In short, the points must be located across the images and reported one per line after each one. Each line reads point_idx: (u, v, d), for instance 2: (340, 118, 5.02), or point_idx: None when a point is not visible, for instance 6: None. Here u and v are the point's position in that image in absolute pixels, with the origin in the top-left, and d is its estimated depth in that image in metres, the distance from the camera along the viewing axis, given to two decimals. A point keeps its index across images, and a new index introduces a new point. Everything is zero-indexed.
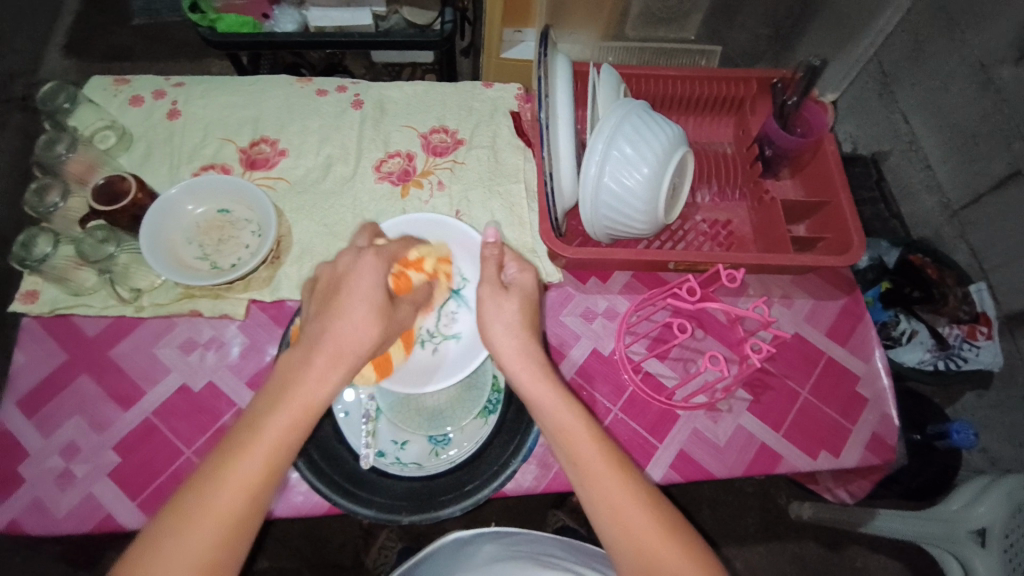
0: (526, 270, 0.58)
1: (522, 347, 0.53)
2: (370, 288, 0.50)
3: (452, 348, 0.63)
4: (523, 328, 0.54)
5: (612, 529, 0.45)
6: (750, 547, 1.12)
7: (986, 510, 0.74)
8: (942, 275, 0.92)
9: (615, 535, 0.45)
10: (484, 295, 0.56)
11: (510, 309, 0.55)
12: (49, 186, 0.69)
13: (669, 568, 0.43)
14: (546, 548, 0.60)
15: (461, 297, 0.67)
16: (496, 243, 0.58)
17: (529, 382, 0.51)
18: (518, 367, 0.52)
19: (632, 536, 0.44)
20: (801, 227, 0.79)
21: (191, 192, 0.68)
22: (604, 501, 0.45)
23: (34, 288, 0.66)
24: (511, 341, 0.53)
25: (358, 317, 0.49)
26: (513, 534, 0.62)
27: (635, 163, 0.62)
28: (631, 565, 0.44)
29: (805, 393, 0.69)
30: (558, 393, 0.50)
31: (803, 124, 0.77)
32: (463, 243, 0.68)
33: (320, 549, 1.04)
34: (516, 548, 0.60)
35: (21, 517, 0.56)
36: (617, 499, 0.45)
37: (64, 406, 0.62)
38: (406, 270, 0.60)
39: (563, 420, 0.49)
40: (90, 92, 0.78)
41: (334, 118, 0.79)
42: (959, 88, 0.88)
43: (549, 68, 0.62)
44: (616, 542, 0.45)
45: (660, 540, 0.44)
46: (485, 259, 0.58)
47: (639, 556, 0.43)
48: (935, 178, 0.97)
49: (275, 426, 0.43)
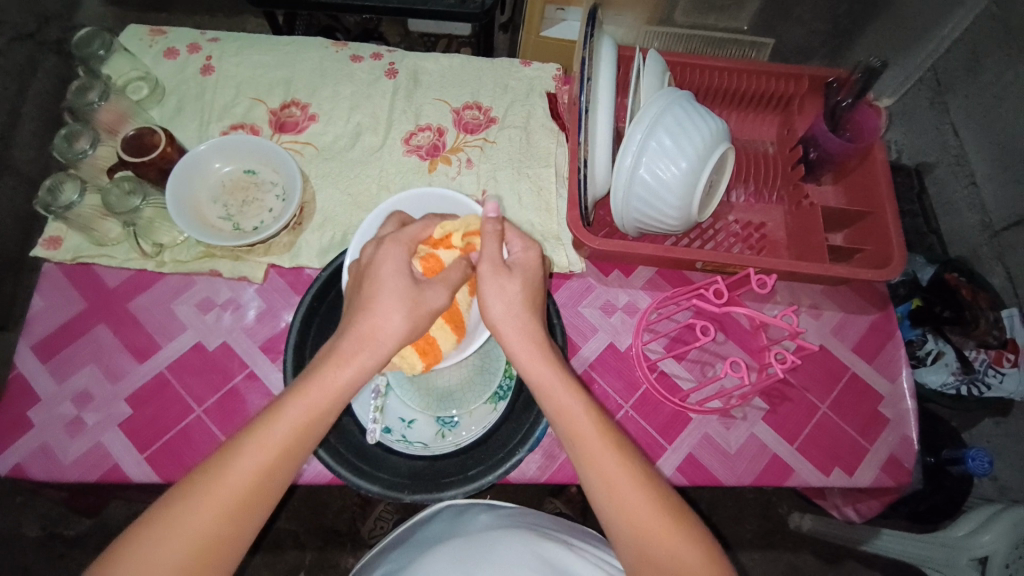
0: (530, 248, 0.54)
1: (526, 329, 0.51)
2: (391, 278, 0.50)
3: None
4: (527, 308, 0.52)
5: (608, 507, 0.44)
6: (746, 552, 1.11)
7: (990, 538, 0.73)
8: (976, 296, 0.87)
9: (620, 525, 0.44)
10: (484, 274, 0.52)
11: (512, 291, 0.52)
12: (77, 132, 0.68)
13: (665, 548, 0.42)
14: (543, 523, 0.60)
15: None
16: (497, 219, 0.53)
17: (528, 362, 0.50)
18: (518, 346, 0.50)
19: (631, 518, 0.43)
20: (838, 236, 0.76)
21: (219, 150, 0.67)
22: (602, 479, 0.45)
23: (58, 235, 0.67)
24: (514, 323, 0.51)
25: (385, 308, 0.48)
26: (509, 508, 0.62)
27: (674, 156, 0.60)
28: (630, 544, 0.43)
29: (824, 408, 0.67)
30: (561, 379, 0.49)
31: (854, 128, 0.72)
32: (470, 218, 0.64)
33: (318, 512, 1.06)
34: (512, 519, 0.59)
35: (27, 461, 0.57)
36: (616, 478, 0.45)
37: (80, 354, 0.63)
38: (433, 249, 0.55)
39: (563, 403, 0.48)
40: (126, 41, 0.78)
41: (366, 85, 0.78)
42: (1017, 103, 0.83)
43: (593, 49, 0.60)
44: (614, 521, 0.44)
45: (658, 524, 0.43)
46: (483, 236, 0.53)
47: (637, 536, 0.43)
48: (979, 196, 0.92)
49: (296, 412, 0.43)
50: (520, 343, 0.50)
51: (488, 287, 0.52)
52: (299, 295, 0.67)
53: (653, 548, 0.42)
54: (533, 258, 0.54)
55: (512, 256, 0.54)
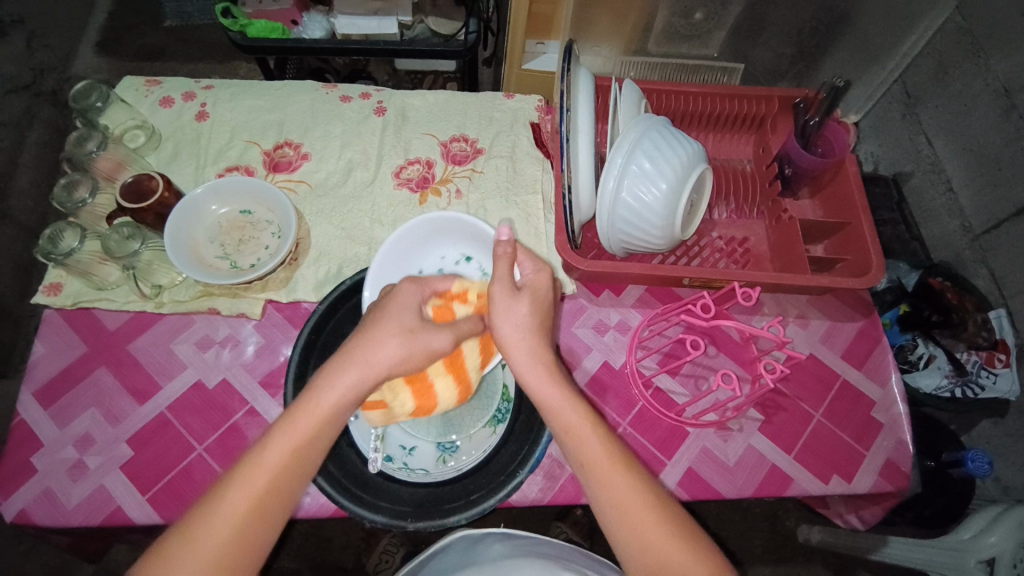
0: (541, 270, 0.55)
1: (533, 346, 0.52)
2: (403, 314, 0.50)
3: None
4: (532, 332, 0.53)
5: (617, 528, 0.45)
6: (757, 568, 1.10)
7: (996, 539, 0.73)
8: (962, 300, 0.90)
9: (630, 547, 0.44)
10: (495, 294, 0.54)
11: (524, 311, 0.53)
12: (78, 182, 0.70)
13: (676, 567, 0.43)
14: (551, 548, 0.59)
15: None
16: (508, 241, 0.55)
17: (537, 382, 0.51)
18: (525, 366, 0.51)
19: (639, 538, 0.44)
20: (819, 248, 0.78)
21: (216, 193, 0.69)
22: (609, 499, 0.45)
23: (58, 281, 0.68)
24: (521, 339, 0.52)
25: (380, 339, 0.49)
26: (522, 535, 0.61)
27: (654, 178, 0.62)
28: (639, 566, 0.43)
29: (818, 416, 0.68)
30: (567, 396, 0.50)
31: (824, 143, 0.77)
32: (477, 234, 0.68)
33: (322, 549, 1.05)
34: (525, 547, 0.57)
35: (30, 507, 0.57)
36: (624, 499, 0.45)
37: (82, 398, 0.63)
38: (449, 301, 0.57)
39: (571, 422, 0.49)
40: (124, 92, 0.81)
41: (356, 123, 0.81)
42: (983, 112, 0.87)
43: (571, 81, 0.63)
44: (623, 540, 0.45)
45: (669, 545, 0.44)
46: (496, 258, 0.55)
47: (648, 556, 0.43)
48: (957, 202, 0.96)
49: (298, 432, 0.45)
50: (528, 361, 0.51)
51: (499, 309, 0.53)
52: (297, 329, 0.68)
53: (662, 567, 0.43)
54: (543, 276, 0.55)
55: (523, 276, 0.56)
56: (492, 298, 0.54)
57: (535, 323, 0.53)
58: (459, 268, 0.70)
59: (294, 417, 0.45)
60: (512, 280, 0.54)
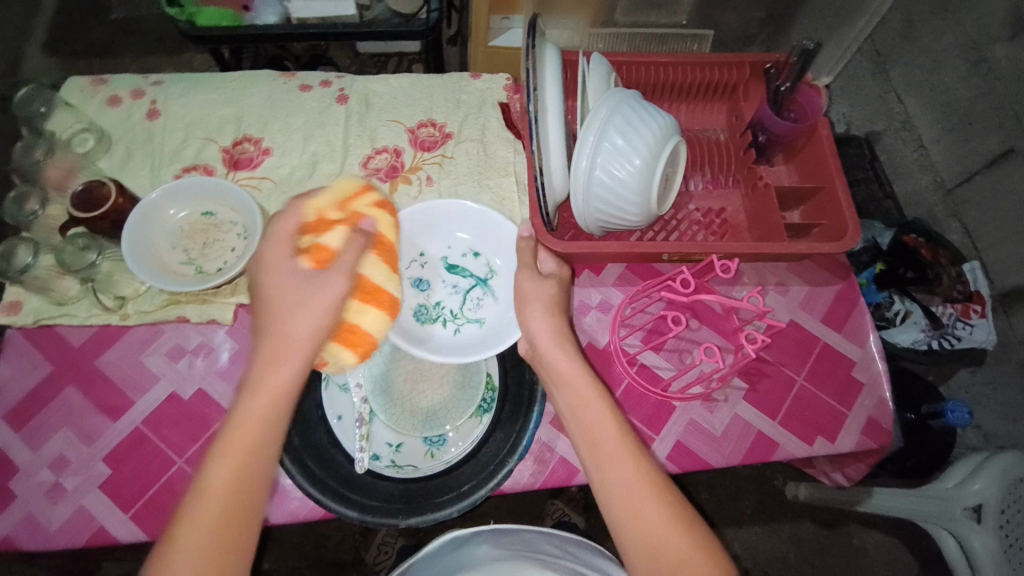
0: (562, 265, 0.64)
1: (560, 334, 0.55)
2: (293, 281, 0.47)
3: (471, 331, 0.65)
4: (559, 319, 0.57)
5: (620, 515, 0.45)
6: (749, 529, 1.13)
7: (981, 487, 0.75)
8: (936, 255, 0.91)
9: (632, 534, 0.44)
10: (524, 277, 0.59)
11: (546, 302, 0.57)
12: (26, 194, 0.67)
13: (677, 554, 0.43)
14: (547, 545, 0.59)
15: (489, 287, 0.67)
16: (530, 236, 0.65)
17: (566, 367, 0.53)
18: (553, 352, 0.54)
19: (642, 526, 0.44)
20: (795, 214, 0.78)
21: (173, 195, 0.66)
22: (614, 484, 0.46)
23: (16, 299, 0.65)
24: (550, 327, 0.56)
25: (296, 306, 0.46)
26: (514, 529, 0.60)
27: (627, 154, 0.61)
28: (640, 554, 0.44)
29: (800, 380, 0.69)
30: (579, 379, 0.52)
31: (797, 108, 0.76)
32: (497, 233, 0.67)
33: (319, 546, 1.05)
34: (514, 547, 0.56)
35: (14, 533, 0.56)
36: (630, 484, 0.46)
37: (52, 419, 0.61)
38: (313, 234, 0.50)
39: (586, 407, 0.51)
40: (67, 93, 0.76)
41: (319, 113, 0.78)
42: (951, 67, 0.87)
43: (537, 58, 0.61)
44: (622, 525, 0.45)
45: (671, 533, 0.44)
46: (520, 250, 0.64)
47: (648, 542, 0.44)
48: (928, 158, 0.96)
49: (254, 408, 0.43)
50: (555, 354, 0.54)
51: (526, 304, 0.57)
52: None
53: (662, 554, 0.43)
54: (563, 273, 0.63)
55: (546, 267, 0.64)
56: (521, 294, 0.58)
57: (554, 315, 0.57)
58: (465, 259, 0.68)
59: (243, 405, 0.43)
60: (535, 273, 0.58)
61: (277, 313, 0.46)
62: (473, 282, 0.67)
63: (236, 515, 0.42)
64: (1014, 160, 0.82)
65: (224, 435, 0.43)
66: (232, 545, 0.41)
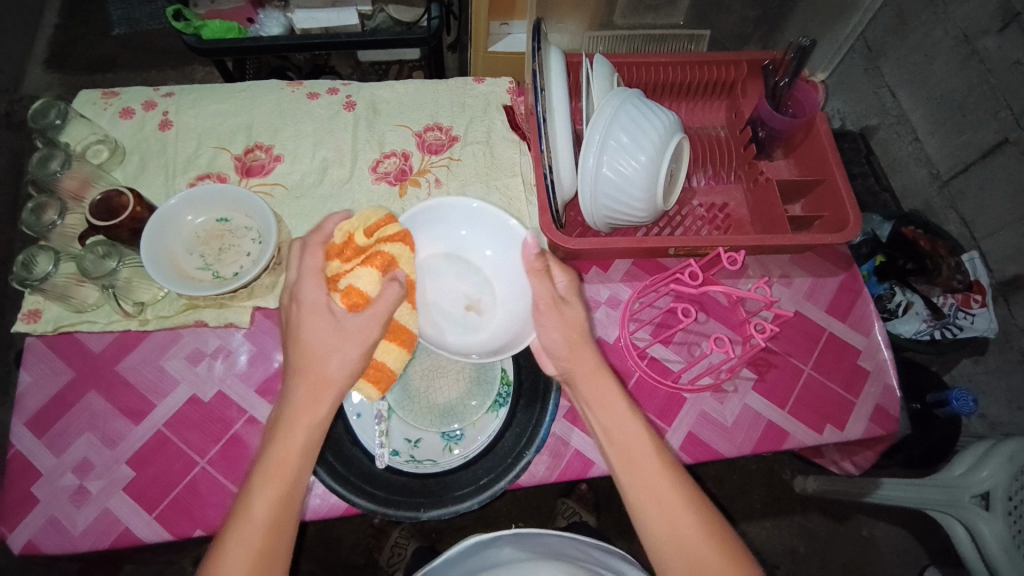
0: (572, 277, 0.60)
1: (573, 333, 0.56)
2: (323, 324, 0.51)
3: (482, 317, 0.65)
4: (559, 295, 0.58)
5: (624, 471, 0.49)
6: (758, 522, 1.14)
7: (988, 474, 0.76)
8: (934, 245, 0.92)
9: (636, 486, 0.48)
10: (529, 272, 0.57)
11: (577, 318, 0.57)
12: (46, 203, 0.67)
13: (672, 498, 0.47)
14: (570, 549, 0.56)
15: (482, 287, 0.66)
16: (540, 254, 0.58)
17: (571, 355, 0.55)
18: (566, 351, 0.56)
19: (646, 481, 0.48)
20: (796, 207, 0.80)
21: (190, 202, 0.67)
22: (621, 444, 0.50)
23: (37, 307, 0.66)
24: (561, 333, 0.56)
25: (342, 347, 0.51)
26: (535, 532, 0.58)
27: (633, 151, 0.63)
28: (642, 503, 0.48)
29: (808, 369, 0.70)
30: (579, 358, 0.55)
31: (794, 103, 0.79)
32: (464, 258, 0.67)
33: (333, 550, 1.06)
34: (536, 549, 0.55)
35: (37, 537, 0.57)
36: (633, 444, 0.50)
37: (74, 423, 0.62)
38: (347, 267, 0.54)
39: (595, 386, 0.53)
40: (80, 107, 0.78)
41: (327, 120, 0.79)
42: (943, 61, 0.89)
43: (543, 61, 0.62)
44: (629, 481, 0.49)
45: (668, 481, 0.48)
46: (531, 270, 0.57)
47: (650, 492, 0.48)
48: (924, 150, 0.99)
49: (290, 439, 0.47)
50: (591, 385, 0.54)
51: (544, 315, 0.57)
52: None
53: (662, 500, 0.47)
54: (576, 285, 0.60)
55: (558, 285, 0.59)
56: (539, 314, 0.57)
57: (584, 328, 0.57)
58: (452, 285, 0.66)
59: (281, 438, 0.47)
60: (554, 291, 0.57)
61: (319, 355, 0.50)
62: (468, 290, 0.66)
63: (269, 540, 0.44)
64: (1008, 151, 0.84)
65: (263, 464, 0.46)
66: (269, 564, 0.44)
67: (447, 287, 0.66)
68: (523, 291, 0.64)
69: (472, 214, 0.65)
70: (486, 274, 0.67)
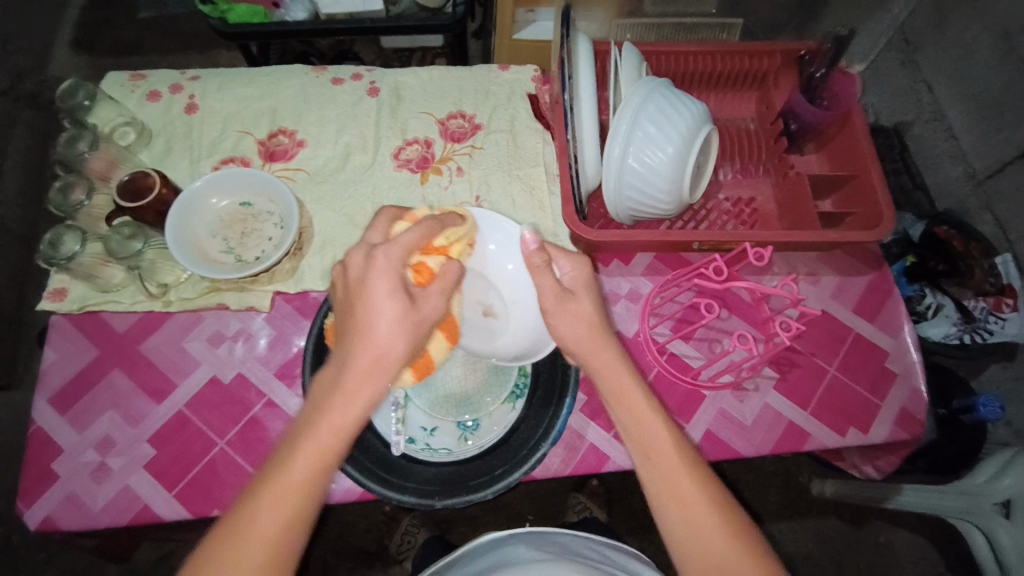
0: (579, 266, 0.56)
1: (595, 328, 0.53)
2: (387, 299, 0.47)
3: (501, 322, 0.64)
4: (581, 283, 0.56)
5: (646, 472, 0.48)
6: (773, 524, 1.12)
7: (1011, 482, 0.74)
8: (968, 246, 0.90)
9: (656, 487, 0.47)
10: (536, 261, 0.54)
11: (584, 311, 0.54)
12: (73, 183, 0.69)
13: (691, 501, 0.46)
14: (582, 548, 0.56)
15: (493, 294, 0.65)
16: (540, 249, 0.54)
17: (588, 347, 0.52)
18: (587, 349, 0.52)
19: (668, 485, 0.47)
20: (827, 203, 0.77)
21: (214, 185, 0.68)
22: (643, 443, 0.49)
23: (62, 286, 0.67)
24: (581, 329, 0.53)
25: (395, 327, 0.47)
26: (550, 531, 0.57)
27: (660, 142, 0.61)
28: (662, 504, 0.47)
29: (832, 370, 0.68)
30: (593, 352, 0.52)
31: (830, 95, 0.74)
32: (469, 271, 0.65)
33: (346, 534, 1.07)
34: (551, 548, 0.55)
35: (57, 512, 0.58)
36: (654, 445, 0.48)
37: (97, 401, 0.63)
38: (427, 257, 0.53)
39: (617, 383, 0.51)
40: (108, 88, 0.78)
41: (350, 107, 0.79)
42: (984, 55, 0.86)
43: (571, 46, 0.61)
44: (650, 481, 0.48)
45: (689, 483, 0.47)
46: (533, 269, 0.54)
47: (673, 492, 0.47)
48: (959, 148, 0.95)
49: (332, 416, 0.44)
50: (607, 382, 0.51)
51: (554, 312, 0.53)
52: (308, 318, 0.68)
53: (681, 503, 0.46)
54: (586, 274, 0.55)
55: (563, 277, 0.56)
56: (546, 310, 0.54)
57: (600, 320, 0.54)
58: (466, 301, 0.65)
59: (324, 415, 0.44)
60: (559, 287, 0.54)
61: (372, 332, 0.46)
62: (483, 302, 0.65)
63: (292, 519, 0.42)
64: None
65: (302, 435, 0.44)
66: (286, 541, 0.42)
67: (462, 303, 0.64)
68: (529, 286, 0.63)
69: (469, 225, 0.64)
70: (493, 277, 0.65)
